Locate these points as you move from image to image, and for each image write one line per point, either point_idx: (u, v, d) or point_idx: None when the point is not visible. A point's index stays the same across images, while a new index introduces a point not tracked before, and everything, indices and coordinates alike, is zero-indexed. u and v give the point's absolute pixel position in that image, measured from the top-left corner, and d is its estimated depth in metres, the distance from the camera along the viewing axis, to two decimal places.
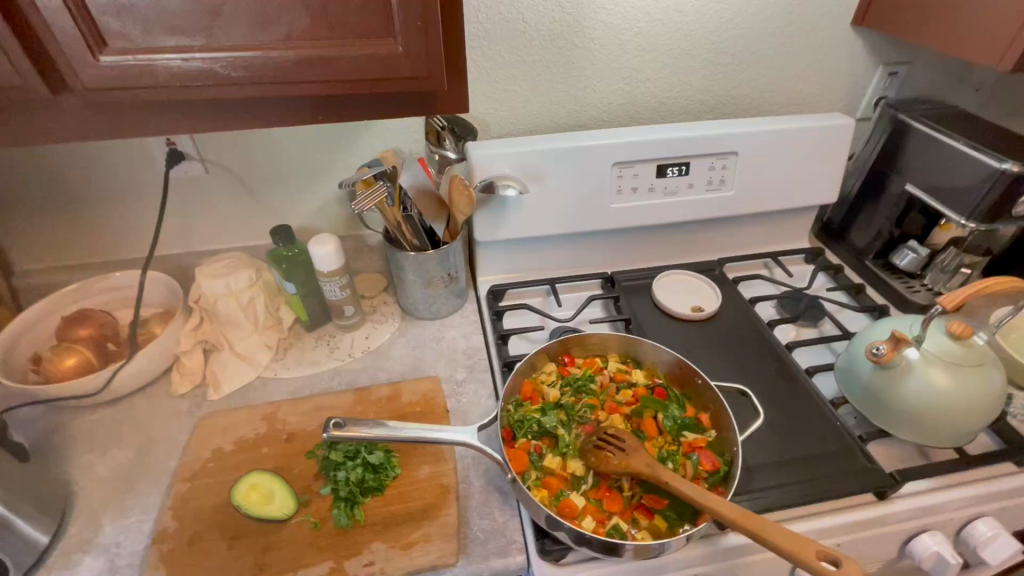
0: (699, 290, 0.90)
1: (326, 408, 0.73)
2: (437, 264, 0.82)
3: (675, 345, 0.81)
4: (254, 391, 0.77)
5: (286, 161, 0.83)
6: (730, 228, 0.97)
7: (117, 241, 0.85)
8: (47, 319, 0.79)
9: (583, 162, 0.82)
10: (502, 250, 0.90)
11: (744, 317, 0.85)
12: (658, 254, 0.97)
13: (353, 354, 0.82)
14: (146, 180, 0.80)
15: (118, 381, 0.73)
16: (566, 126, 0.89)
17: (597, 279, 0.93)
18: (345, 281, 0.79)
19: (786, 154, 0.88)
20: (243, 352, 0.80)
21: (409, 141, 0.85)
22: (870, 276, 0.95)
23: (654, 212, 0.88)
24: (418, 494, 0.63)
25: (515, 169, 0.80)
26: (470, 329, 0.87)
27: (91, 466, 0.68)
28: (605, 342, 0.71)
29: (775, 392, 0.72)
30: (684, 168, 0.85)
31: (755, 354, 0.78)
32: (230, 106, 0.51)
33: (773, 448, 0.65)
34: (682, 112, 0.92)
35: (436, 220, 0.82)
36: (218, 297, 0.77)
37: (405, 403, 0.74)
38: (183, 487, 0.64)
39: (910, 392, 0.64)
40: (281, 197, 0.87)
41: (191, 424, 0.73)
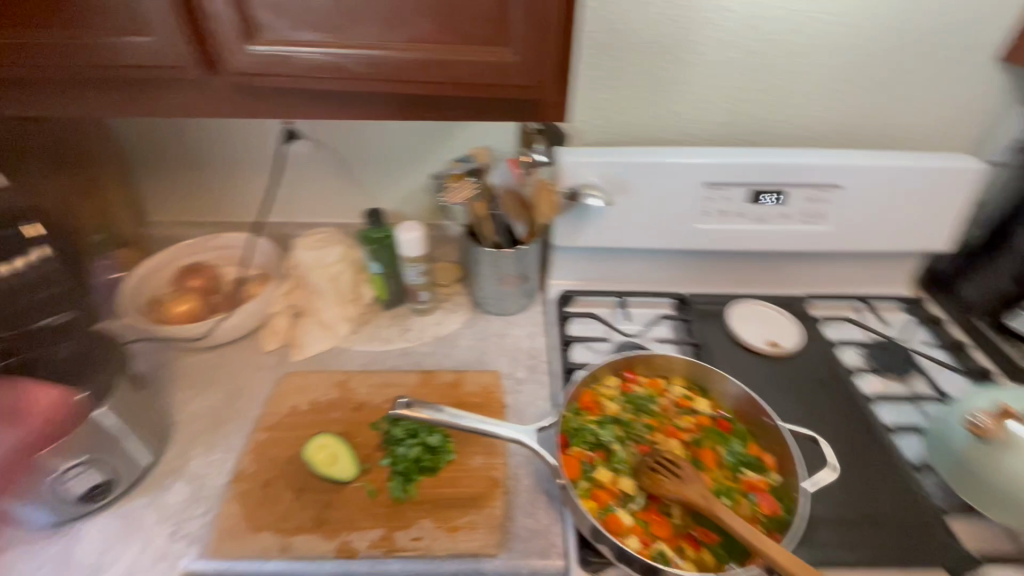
0: (778, 325, 0.86)
1: (392, 385, 0.78)
2: (512, 263, 0.84)
3: (745, 377, 0.78)
4: (330, 358, 0.83)
5: (386, 149, 0.88)
6: (820, 264, 0.91)
7: (232, 205, 0.95)
8: (168, 266, 0.89)
9: (673, 179, 0.80)
10: (577, 257, 0.91)
11: (825, 359, 0.80)
12: (738, 280, 0.94)
13: (423, 337, 0.87)
14: (263, 153, 0.88)
15: (219, 331, 0.81)
16: (660, 140, 0.88)
17: (670, 298, 0.92)
18: (424, 268, 0.83)
19: (897, 193, 0.81)
20: (326, 320, 0.86)
21: (501, 141, 0.88)
22: (978, 336, 0.86)
23: (740, 238, 0.85)
24: (468, 481, 0.65)
25: (603, 178, 0.80)
26: (535, 330, 0.88)
27: (189, 402, 0.76)
28: (672, 364, 0.70)
29: (849, 445, 0.68)
30: (780, 196, 0.82)
31: (832, 402, 0.74)
32: (349, 98, 0.56)
33: (840, 504, 0.62)
34: (785, 137, 0.87)
35: (517, 220, 0.83)
36: (311, 268, 0.84)
37: (466, 392, 0.77)
38: (262, 435, 0.70)
39: (1010, 473, 0.57)
40: (376, 181, 0.92)
41: (274, 379, 0.80)
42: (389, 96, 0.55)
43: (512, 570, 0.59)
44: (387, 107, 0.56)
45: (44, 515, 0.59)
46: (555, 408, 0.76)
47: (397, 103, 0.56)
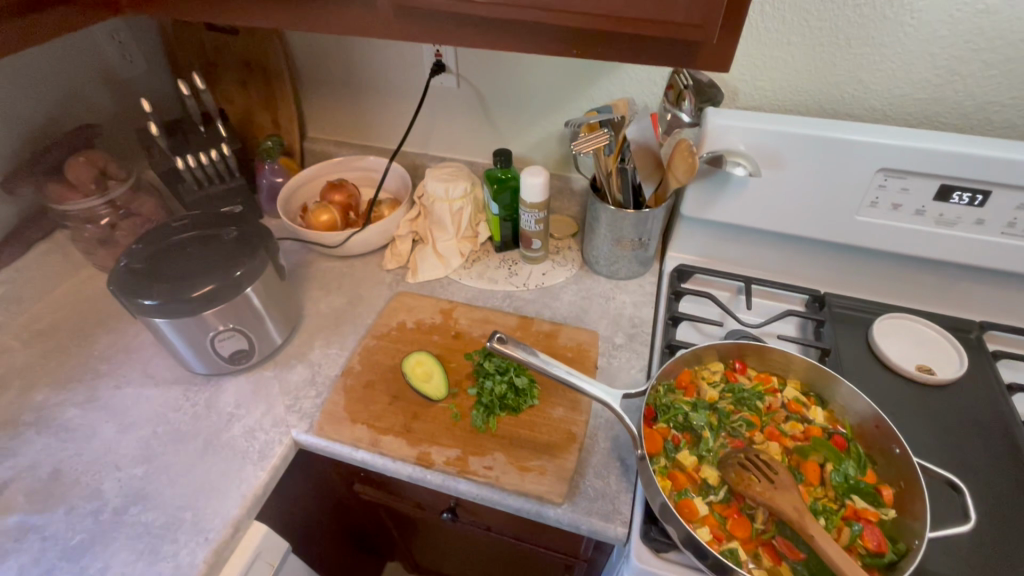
0: (937, 350, 0.72)
1: (491, 323, 0.80)
2: (632, 226, 0.80)
3: (877, 398, 0.68)
4: (440, 287, 0.88)
5: (526, 91, 0.87)
6: (1014, 289, 0.74)
7: (378, 131, 1.02)
8: (319, 178, 0.99)
9: (840, 158, 0.69)
10: (703, 232, 0.84)
11: (992, 401, 0.66)
12: (894, 290, 0.80)
13: (528, 284, 0.87)
14: (412, 83, 0.92)
15: (350, 243, 0.90)
16: (833, 112, 0.76)
17: (804, 294, 0.82)
18: (541, 216, 0.83)
19: None
20: (441, 251, 0.90)
21: (646, 94, 0.82)
22: None
23: (911, 240, 0.72)
24: (546, 429, 0.66)
25: (751, 147, 0.72)
26: (642, 299, 0.85)
27: (318, 300, 0.86)
28: (789, 364, 0.63)
29: (1000, 505, 0.57)
30: (980, 197, 0.67)
31: (990, 452, 0.61)
32: (498, 30, 0.54)
33: (969, 566, 0.52)
34: (1006, 126, 0.70)
35: (647, 180, 0.77)
36: (436, 198, 0.88)
37: (560, 345, 0.77)
38: (371, 342, 0.77)
39: None
40: (511, 123, 0.92)
41: (388, 296, 0.86)
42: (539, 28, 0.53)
43: (573, 522, 0.59)
44: (535, 42, 0.54)
45: (201, 365, 0.72)
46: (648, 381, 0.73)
47: (546, 39, 0.53)
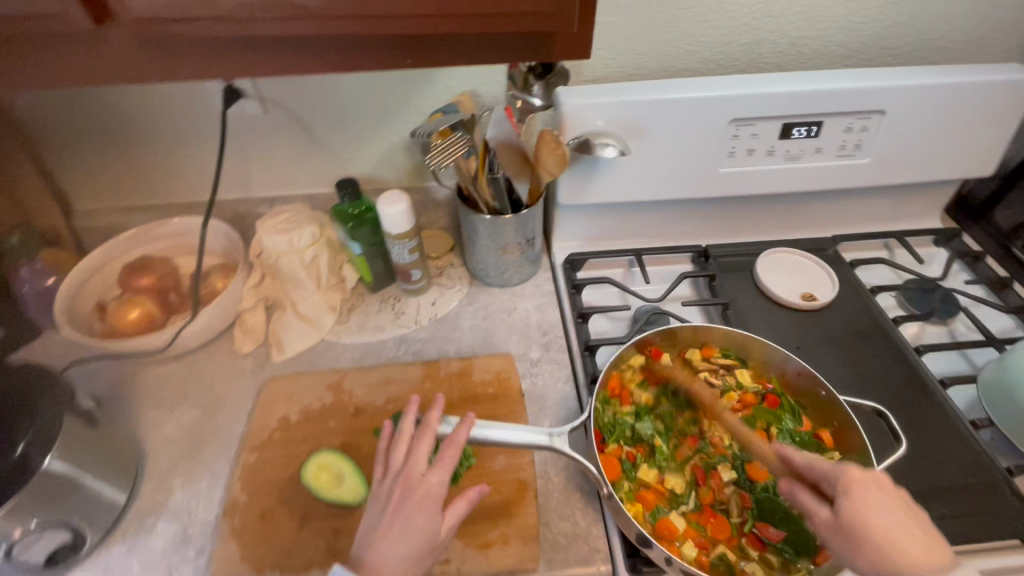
0: (810, 274, 0.78)
1: (392, 382, 0.68)
2: (514, 230, 0.73)
3: (780, 337, 0.71)
4: (317, 356, 0.73)
5: (352, 104, 0.74)
6: (849, 200, 0.83)
7: (174, 184, 0.80)
8: (109, 264, 0.75)
9: (694, 117, 0.69)
10: (583, 215, 0.81)
11: (865, 308, 0.73)
12: (760, 226, 0.85)
13: (420, 321, 0.77)
14: (201, 118, 0.73)
15: (182, 338, 0.70)
16: (672, 70, 0.75)
17: (689, 252, 0.83)
18: (414, 244, 0.72)
19: (946, 116, 0.71)
20: (306, 313, 0.75)
21: (488, 84, 0.74)
22: (1014, 268, 0.81)
23: (769, 181, 0.75)
24: (493, 487, 0.58)
25: (611, 123, 0.69)
26: (544, 301, 0.79)
27: (160, 424, 0.66)
28: (709, 335, 0.62)
29: (901, 404, 0.63)
30: (815, 129, 0.71)
31: (878, 357, 0.68)
32: (305, 50, 0.42)
33: (900, 475, 0.57)
34: (815, 57, 0.75)
35: (519, 178, 0.70)
36: (281, 254, 0.72)
37: (476, 382, 0.68)
38: (251, 457, 0.61)
39: None
40: (344, 143, 0.78)
41: (255, 387, 0.70)
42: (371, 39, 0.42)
43: None
44: (372, 57, 0.43)
45: None
46: (578, 391, 0.68)
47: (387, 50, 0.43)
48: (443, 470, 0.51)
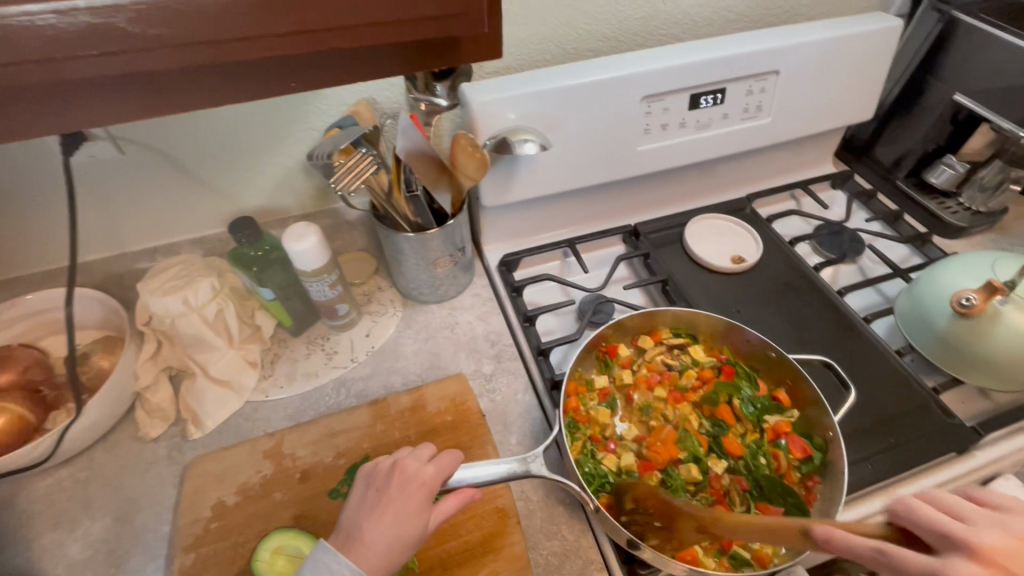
0: (735, 236, 0.80)
1: (338, 433, 0.62)
2: (442, 243, 0.68)
3: (720, 304, 0.72)
4: (245, 421, 0.64)
5: (230, 128, 0.64)
6: (756, 159, 0.86)
7: (20, 253, 0.66)
8: None
9: (606, 99, 0.67)
10: (510, 213, 0.77)
11: (788, 261, 0.76)
12: (681, 196, 0.86)
13: (357, 358, 0.70)
14: (37, 171, 0.60)
15: (69, 438, 0.58)
16: (575, 51, 0.72)
17: (619, 232, 0.82)
18: (335, 277, 0.65)
19: (831, 69, 0.75)
20: (221, 375, 0.65)
21: (384, 87, 0.68)
22: (902, 200, 0.88)
23: (685, 152, 0.76)
24: (473, 524, 0.54)
25: (524, 116, 0.65)
26: (486, 310, 0.75)
27: (61, 546, 0.55)
28: (656, 322, 0.62)
29: (838, 348, 0.66)
30: (719, 96, 0.72)
31: (808, 307, 0.71)
32: (172, 95, 0.37)
33: (850, 416, 0.60)
34: (708, 23, 0.76)
35: (439, 189, 0.64)
36: (175, 315, 0.61)
37: (432, 412, 0.63)
38: (187, 558, 0.53)
39: (994, 342, 0.58)
40: (231, 172, 0.69)
41: (176, 474, 0.60)
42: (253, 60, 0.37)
43: None
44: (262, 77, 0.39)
45: None
46: (539, 399, 0.65)
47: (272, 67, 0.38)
48: (442, 464, 0.49)
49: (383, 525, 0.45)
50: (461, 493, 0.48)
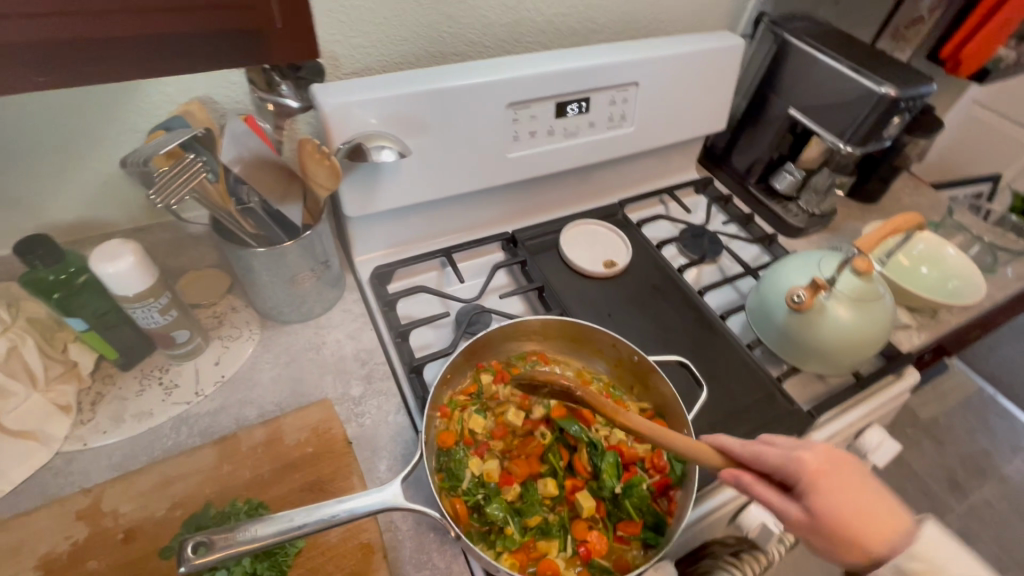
0: (607, 241, 0.83)
1: (175, 480, 0.54)
2: (300, 257, 0.62)
3: (594, 309, 0.74)
4: (54, 477, 0.54)
5: (20, 125, 0.54)
6: (625, 166, 0.90)
7: None
8: None
9: (470, 104, 0.65)
10: (380, 222, 0.73)
11: (655, 263, 0.80)
12: (557, 203, 0.87)
13: (202, 390, 0.61)
14: None
15: None
16: (440, 54, 0.70)
17: (497, 240, 0.81)
18: (167, 301, 0.56)
19: (686, 82, 0.80)
20: (20, 424, 0.54)
21: (221, 85, 0.61)
22: (754, 203, 0.97)
23: (556, 159, 0.76)
24: (333, 565, 0.50)
25: (385, 120, 0.61)
26: (357, 326, 0.70)
27: None
28: (527, 329, 0.62)
29: (697, 344, 0.71)
30: (584, 105, 0.73)
31: (672, 307, 0.75)
32: None
33: (708, 410, 0.64)
34: (572, 34, 0.77)
35: (287, 203, 0.59)
36: None
37: (290, 444, 0.57)
38: None
39: (820, 333, 0.65)
40: (29, 181, 0.58)
41: None
42: (4, 46, 0.32)
43: None
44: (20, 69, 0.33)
45: None
46: (411, 419, 0.62)
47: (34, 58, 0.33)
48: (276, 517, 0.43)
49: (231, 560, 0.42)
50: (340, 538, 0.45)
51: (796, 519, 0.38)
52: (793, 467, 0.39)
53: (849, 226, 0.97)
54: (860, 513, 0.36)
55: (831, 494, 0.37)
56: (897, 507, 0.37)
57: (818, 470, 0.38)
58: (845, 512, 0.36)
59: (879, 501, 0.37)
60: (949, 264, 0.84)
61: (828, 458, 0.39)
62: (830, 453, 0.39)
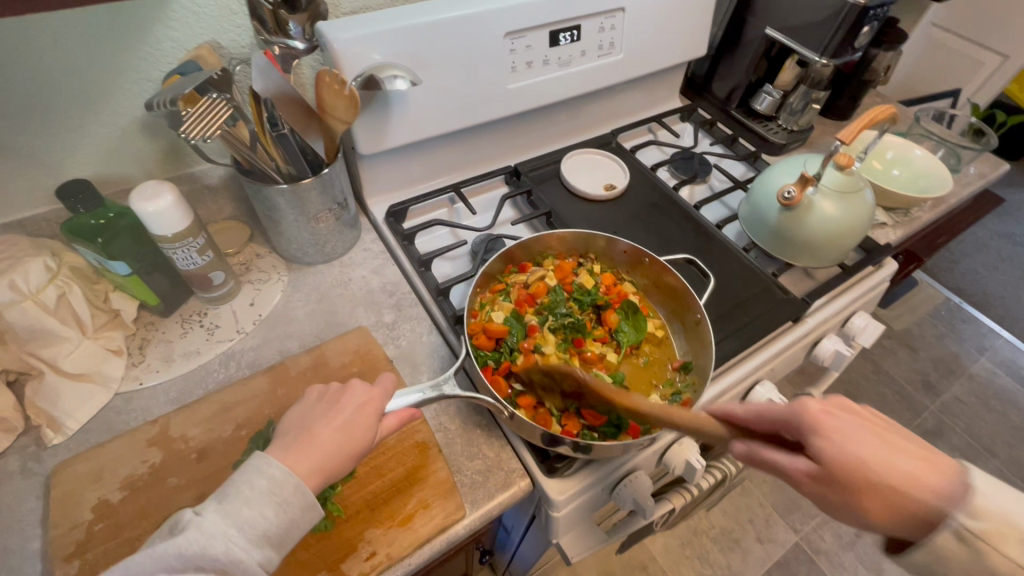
0: (605, 168, 0.87)
1: (236, 405, 0.57)
2: (320, 195, 0.64)
3: (601, 229, 0.79)
4: (118, 414, 0.57)
5: (37, 76, 0.55)
6: (615, 97, 0.93)
7: None
8: None
9: (469, 35, 0.68)
10: (390, 162, 0.76)
11: (651, 183, 0.85)
12: (552, 136, 0.91)
13: (244, 328, 0.65)
14: None
15: None
16: None
17: (501, 174, 0.85)
18: (203, 241, 0.59)
19: (670, 6, 0.83)
20: (77, 369, 0.57)
21: (227, 29, 0.62)
22: (737, 125, 1.02)
23: (552, 89, 0.79)
24: (394, 462, 0.54)
25: (392, 55, 0.64)
26: (380, 262, 0.74)
27: None
28: (544, 242, 0.68)
29: (697, 250, 0.76)
30: (575, 33, 0.76)
31: (671, 220, 0.80)
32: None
33: (714, 304, 0.70)
34: None
35: (309, 135, 0.61)
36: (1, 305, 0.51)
37: (352, 411, 0.43)
38: (70, 568, 0.46)
39: (809, 226, 0.71)
40: (48, 138, 0.59)
41: (39, 486, 0.51)
42: None
43: (485, 519, 0.54)
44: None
45: None
46: (444, 337, 0.66)
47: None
48: (374, 395, 0.45)
49: (327, 426, 0.42)
50: (401, 414, 0.47)
51: (804, 475, 0.40)
52: (800, 418, 0.41)
53: (825, 141, 1.03)
54: (909, 470, 0.37)
55: (841, 435, 0.39)
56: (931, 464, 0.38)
57: (829, 411, 0.41)
58: (889, 476, 0.37)
59: (900, 454, 0.38)
60: (918, 163, 0.91)
61: (838, 405, 0.42)
62: (839, 402, 0.42)
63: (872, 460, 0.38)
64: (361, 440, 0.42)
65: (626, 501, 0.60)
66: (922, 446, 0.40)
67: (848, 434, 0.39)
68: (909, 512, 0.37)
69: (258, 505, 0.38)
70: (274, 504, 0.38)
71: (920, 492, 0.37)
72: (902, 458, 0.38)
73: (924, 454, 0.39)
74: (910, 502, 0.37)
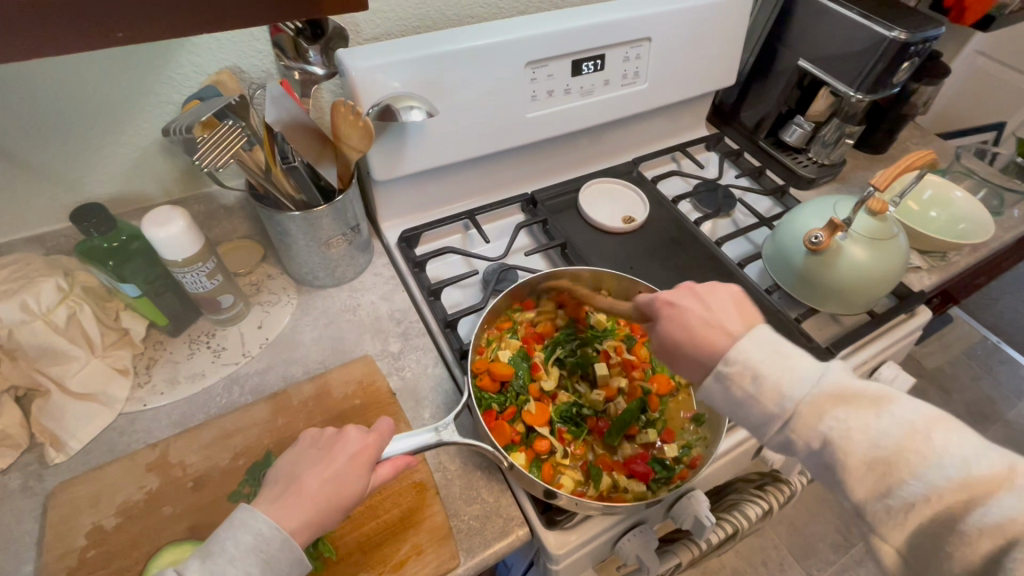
0: (625, 199, 0.85)
1: (235, 432, 0.56)
2: (333, 221, 0.63)
3: (617, 262, 0.76)
4: (120, 436, 0.57)
5: (60, 97, 0.56)
6: (638, 125, 0.91)
7: None
8: None
9: (489, 64, 0.67)
10: (405, 187, 0.75)
11: (672, 217, 0.82)
12: (572, 163, 0.89)
13: (250, 351, 0.64)
14: None
15: None
16: (456, 18, 0.71)
17: (517, 202, 0.83)
18: (213, 265, 0.59)
19: (699, 35, 0.80)
20: (84, 388, 0.57)
21: (249, 54, 0.62)
22: (765, 156, 0.99)
23: (573, 118, 0.78)
24: (390, 502, 0.53)
25: (409, 83, 0.63)
26: (389, 288, 0.73)
27: None
28: (557, 279, 0.66)
29: None
30: (599, 62, 0.75)
31: (691, 256, 0.77)
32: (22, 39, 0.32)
33: None
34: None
35: (322, 163, 0.60)
36: (13, 324, 0.52)
37: (345, 460, 0.42)
38: None
39: (836, 272, 0.67)
40: (70, 157, 0.60)
41: (37, 506, 0.51)
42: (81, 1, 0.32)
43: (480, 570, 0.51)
44: (94, 28, 0.34)
45: None
46: (449, 371, 0.65)
47: (112, 12, 0.34)
48: (369, 443, 0.43)
49: (319, 475, 0.41)
50: (396, 461, 0.45)
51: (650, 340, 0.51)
52: (654, 301, 0.50)
53: (858, 176, 0.98)
54: (702, 328, 0.45)
55: (674, 313, 0.48)
56: (734, 328, 0.44)
57: (670, 300, 0.49)
58: (689, 337, 0.46)
59: (723, 321, 0.45)
60: (958, 206, 0.86)
61: (691, 291, 0.49)
62: (687, 288, 0.49)
63: (689, 326, 0.46)
64: (352, 493, 0.41)
65: (627, 556, 0.59)
66: (744, 309, 0.46)
67: (682, 311, 0.47)
68: (696, 359, 0.45)
69: (243, 565, 0.37)
70: (260, 562, 0.37)
71: (704, 347, 0.45)
72: (701, 311, 0.46)
73: (739, 320, 0.45)
74: (705, 352, 0.45)
